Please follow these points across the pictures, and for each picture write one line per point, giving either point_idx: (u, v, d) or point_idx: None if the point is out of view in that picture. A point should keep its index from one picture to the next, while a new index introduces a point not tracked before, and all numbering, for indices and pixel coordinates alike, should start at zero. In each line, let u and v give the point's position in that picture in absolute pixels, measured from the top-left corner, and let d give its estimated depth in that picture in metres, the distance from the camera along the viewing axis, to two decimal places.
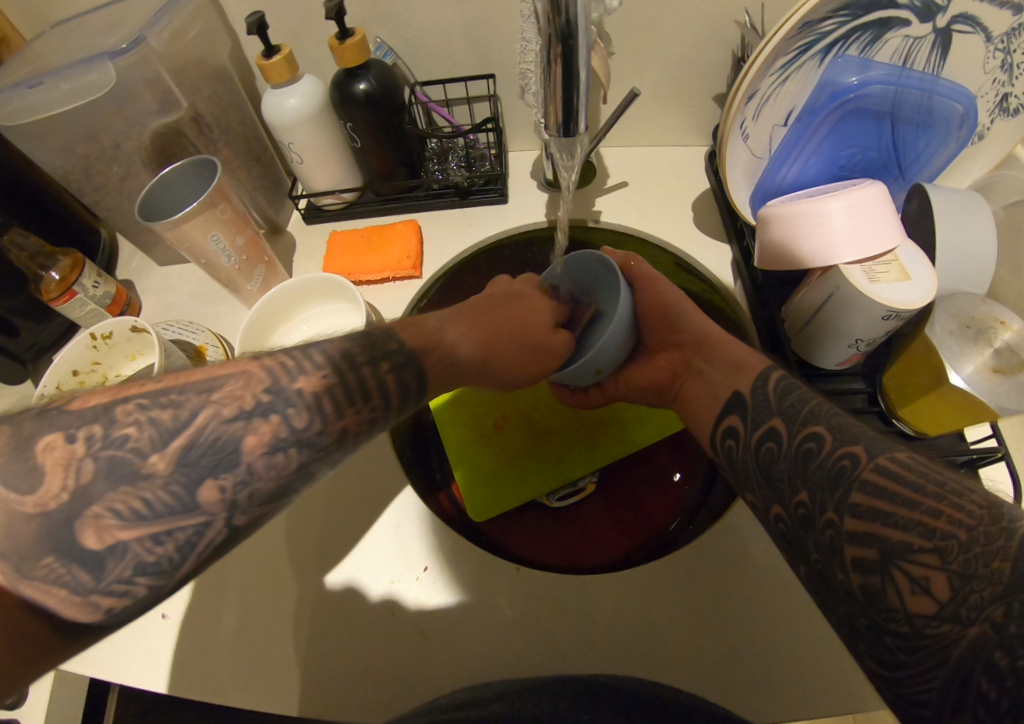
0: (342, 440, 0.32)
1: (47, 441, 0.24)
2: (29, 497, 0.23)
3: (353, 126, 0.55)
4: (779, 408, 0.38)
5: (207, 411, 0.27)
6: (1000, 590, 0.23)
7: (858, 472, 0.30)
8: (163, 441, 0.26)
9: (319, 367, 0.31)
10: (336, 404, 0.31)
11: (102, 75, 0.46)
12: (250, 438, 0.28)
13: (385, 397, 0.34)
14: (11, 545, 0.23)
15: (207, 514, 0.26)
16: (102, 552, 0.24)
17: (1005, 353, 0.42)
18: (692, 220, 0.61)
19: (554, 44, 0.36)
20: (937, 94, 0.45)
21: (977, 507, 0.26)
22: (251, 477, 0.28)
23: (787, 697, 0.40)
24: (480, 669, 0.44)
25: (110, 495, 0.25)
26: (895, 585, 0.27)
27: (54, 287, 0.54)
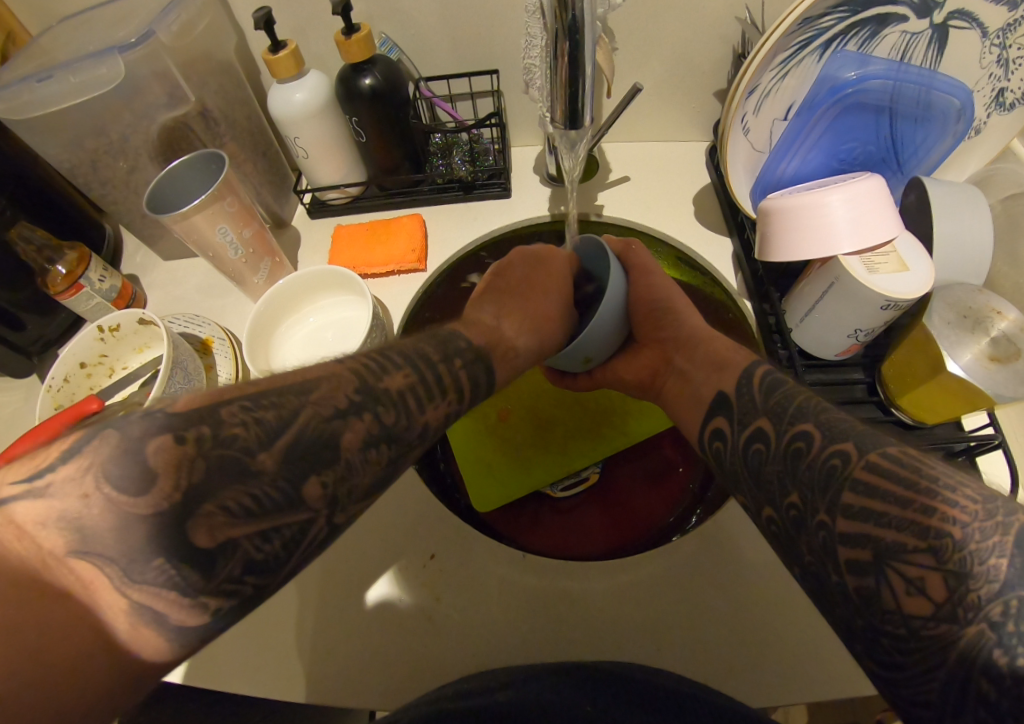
0: (425, 430, 0.36)
1: (156, 442, 0.25)
2: (141, 498, 0.24)
3: (359, 121, 0.56)
4: (765, 407, 0.37)
5: (308, 411, 0.30)
6: (995, 587, 0.24)
7: (850, 470, 0.30)
8: (269, 438, 0.28)
9: (400, 367, 0.36)
10: (417, 399, 0.35)
11: (111, 69, 0.47)
12: (349, 435, 0.31)
13: (459, 392, 0.39)
14: (119, 546, 0.23)
15: (312, 508, 0.29)
16: (214, 550, 0.25)
17: (1002, 341, 0.42)
18: (693, 214, 0.61)
19: (562, 39, 0.37)
20: (934, 88, 0.46)
21: (970, 501, 0.26)
22: (351, 471, 0.31)
23: (787, 679, 0.41)
24: (486, 654, 0.44)
25: (223, 493, 0.26)
26: (890, 585, 0.26)
27: (60, 281, 0.54)
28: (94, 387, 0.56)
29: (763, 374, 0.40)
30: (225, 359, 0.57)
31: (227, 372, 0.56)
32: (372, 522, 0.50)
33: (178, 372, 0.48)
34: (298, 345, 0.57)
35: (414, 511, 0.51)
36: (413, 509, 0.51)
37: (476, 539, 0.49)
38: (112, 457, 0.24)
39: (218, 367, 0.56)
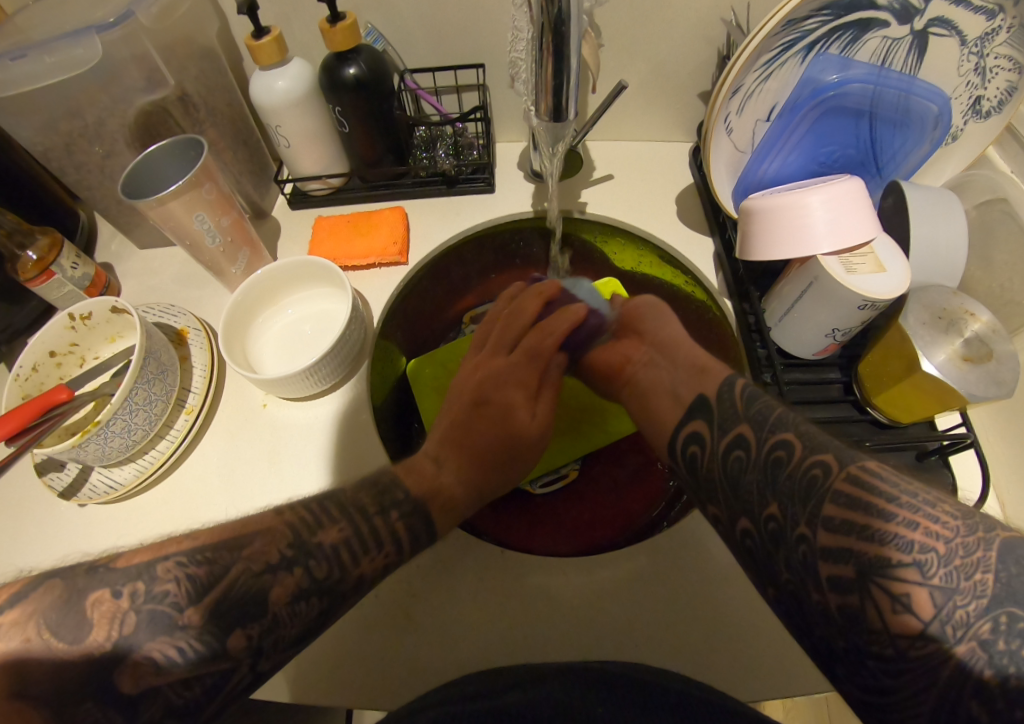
0: (360, 584, 0.34)
1: (97, 596, 0.27)
2: (74, 647, 0.25)
3: (341, 111, 0.55)
4: (746, 414, 0.36)
5: (239, 566, 0.29)
6: (983, 602, 0.24)
7: (831, 481, 0.29)
8: (197, 593, 0.28)
9: (337, 522, 0.34)
10: (352, 550, 0.33)
11: (88, 50, 0.45)
12: (277, 589, 0.30)
13: (397, 546, 0.36)
14: (56, 689, 0.25)
15: (233, 660, 0.28)
16: (136, 698, 0.25)
17: (975, 342, 0.43)
18: (676, 213, 0.61)
19: (548, 34, 0.37)
20: (914, 94, 0.47)
21: (952, 516, 0.27)
22: (278, 623, 0.30)
23: (763, 674, 0.42)
24: (463, 654, 0.44)
25: (145, 647, 0.26)
26: (874, 604, 0.26)
27: (30, 267, 0.53)
28: (64, 377, 0.54)
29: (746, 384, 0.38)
30: (200, 350, 0.56)
31: (202, 363, 0.55)
32: None
33: (150, 363, 0.47)
34: (273, 337, 0.56)
35: None
36: None
37: (457, 537, 0.49)
38: (56, 606, 0.26)
39: (193, 358, 0.55)
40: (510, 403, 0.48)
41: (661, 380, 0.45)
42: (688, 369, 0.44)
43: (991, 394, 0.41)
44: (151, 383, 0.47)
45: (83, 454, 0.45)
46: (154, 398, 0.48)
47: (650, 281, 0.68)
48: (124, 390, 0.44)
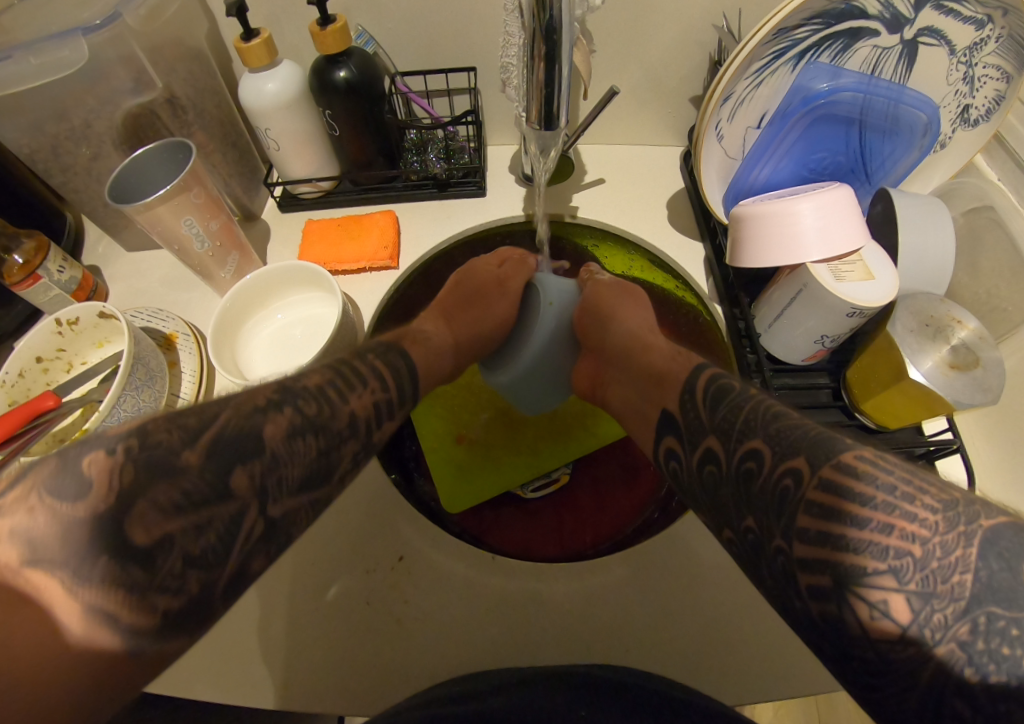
0: (351, 422, 0.37)
1: (91, 456, 0.26)
2: (80, 505, 0.25)
3: (332, 114, 0.55)
4: (712, 425, 0.37)
5: (228, 412, 0.31)
6: (961, 605, 0.23)
7: (803, 491, 0.28)
8: (194, 435, 0.29)
9: (319, 371, 0.39)
10: (339, 392, 0.37)
11: (74, 52, 0.45)
12: (269, 427, 0.32)
13: (381, 381, 0.42)
14: (66, 548, 0.24)
15: (240, 499, 0.29)
16: (151, 547, 0.25)
17: (962, 350, 0.43)
18: (667, 218, 0.62)
19: (539, 41, 0.36)
20: (903, 103, 0.47)
21: (930, 512, 0.25)
22: (278, 462, 0.31)
23: (752, 679, 0.42)
24: (452, 662, 0.44)
25: (152, 494, 0.26)
26: (853, 610, 0.25)
27: (16, 271, 0.52)
28: (51, 382, 0.54)
29: (709, 378, 0.40)
30: (189, 355, 0.55)
31: (191, 369, 0.54)
32: (343, 520, 0.50)
33: (139, 368, 0.47)
34: (262, 342, 0.55)
35: (383, 513, 0.50)
36: (386, 512, 0.50)
37: (447, 544, 0.49)
38: (53, 474, 0.25)
39: (182, 363, 0.55)
40: (479, 280, 0.58)
41: (629, 399, 0.49)
42: (651, 381, 0.46)
43: (977, 400, 0.41)
44: (140, 389, 0.47)
45: None
46: (144, 404, 0.48)
47: (641, 285, 0.68)
48: (112, 397, 0.44)
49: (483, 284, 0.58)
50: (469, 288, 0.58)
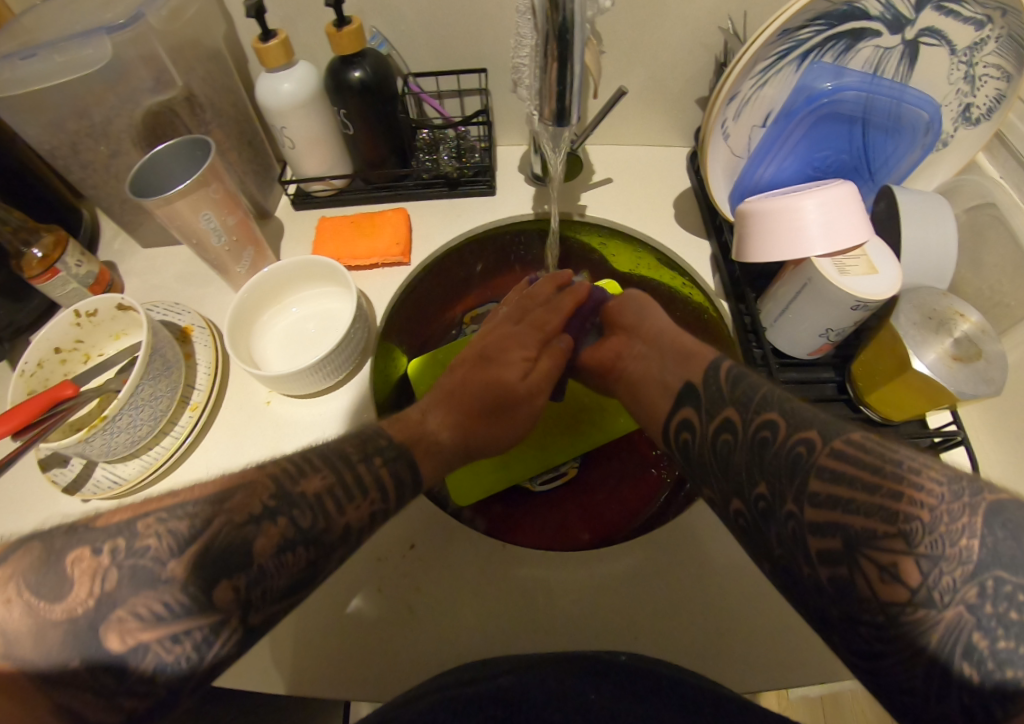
0: (346, 534, 0.35)
1: (75, 554, 0.27)
2: (57, 605, 0.25)
3: (346, 113, 0.56)
4: (731, 397, 0.37)
5: (221, 518, 0.30)
6: (969, 569, 0.24)
7: (815, 458, 0.30)
8: (179, 546, 0.28)
9: (319, 471, 0.35)
10: (336, 502, 0.35)
11: (99, 49, 0.46)
12: (261, 541, 0.30)
13: (382, 491, 0.38)
14: (38, 652, 0.24)
15: (221, 612, 0.28)
16: (125, 654, 0.25)
17: (965, 342, 0.44)
18: (673, 216, 0.63)
19: (552, 41, 0.38)
20: (905, 102, 0.47)
21: (935, 483, 0.27)
22: (264, 576, 0.30)
23: (761, 667, 0.42)
24: (464, 647, 0.44)
25: (129, 602, 0.26)
26: (863, 573, 0.27)
27: (35, 265, 0.53)
28: (69, 373, 0.55)
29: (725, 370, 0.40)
30: (204, 347, 0.56)
31: (206, 361, 0.55)
32: None
33: (156, 360, 0.47)
34: (276, 335, 0.56)
35: None
36: (397, 502, 0.51)
37: (458, 532, 0.49)
38: (35, 567, 0.26)
39: (197, 356, 0.56)
40: (492, 387, 0.48)
41: (647, 370, 0.47)
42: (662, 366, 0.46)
43: (980, 391, 0.42)
44: (157, 380, 0.48)
45: (89, 450, 0.45)
46: (160, 394, 0.48)
47: (648, 282, 0.69)
48: (130, 386, 0.45)
49: (494, 393, 0.48)
50: (479, 399, 0.48)
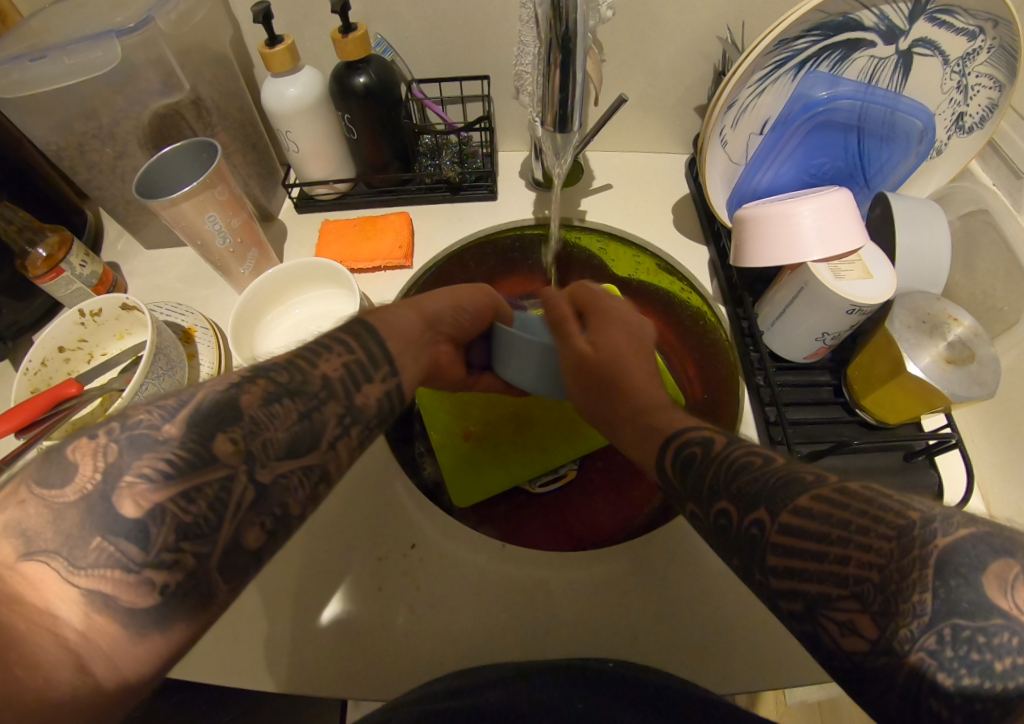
0: (325, 384, 0.35)
1: (74, 442, 0.28)
2: (69, 486, 0.26)
3: (350, 118, 0.57)
4: (685, 490, 0.35)
5: (204, 392, 0.32)
6: (925, 619, 0.23)
7: (767, 536, 0.29)
8: (172, 412, 0.30)
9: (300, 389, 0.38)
10: (306, 361, 0.36)
11: (107, 53, 0.46)
12: (246, 397, 0.32)
13: (346, 345, 0.38)
14: (59, 537, 0.25)
15: (228, 464, 0.29)
16: (141, 519, 0.26)
17: (958, 346, 0.45)
18: (672, 221, 0.63)
19: (555, 49, 0.38)
20: (899, 110, 0.49)
21: (884, 539, 0.25)
22: (259, 427, 0.31)
23: (761, 666, 0.43)
24: (463, 645, 0.45)
25: (137, 465, 0.28)
26: (823, 628, 0.25)
27: (40, 265, 0.53)
28: (72, 372, 0.55)
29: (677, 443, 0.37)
30: (207, 348, 0.57)
31: (209, 362, 0.56)
32: (355, 508, 0.51)
33: (161, 358, 0.48)
34: (280, 336, 0.57)
35: (395, 503, 0.51)
36: (399, 502, 0.51)
37: (459, 532, 0.50)
38: (40, 467, 0.27)
39: (200, 356, 0.56)
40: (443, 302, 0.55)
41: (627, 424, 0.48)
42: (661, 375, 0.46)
43: (973, 394, 0.42)
44: (161, 379, 0.48)
45: None
46: (164, 393, 0.49)
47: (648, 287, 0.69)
48: (135, 385, 0.45)
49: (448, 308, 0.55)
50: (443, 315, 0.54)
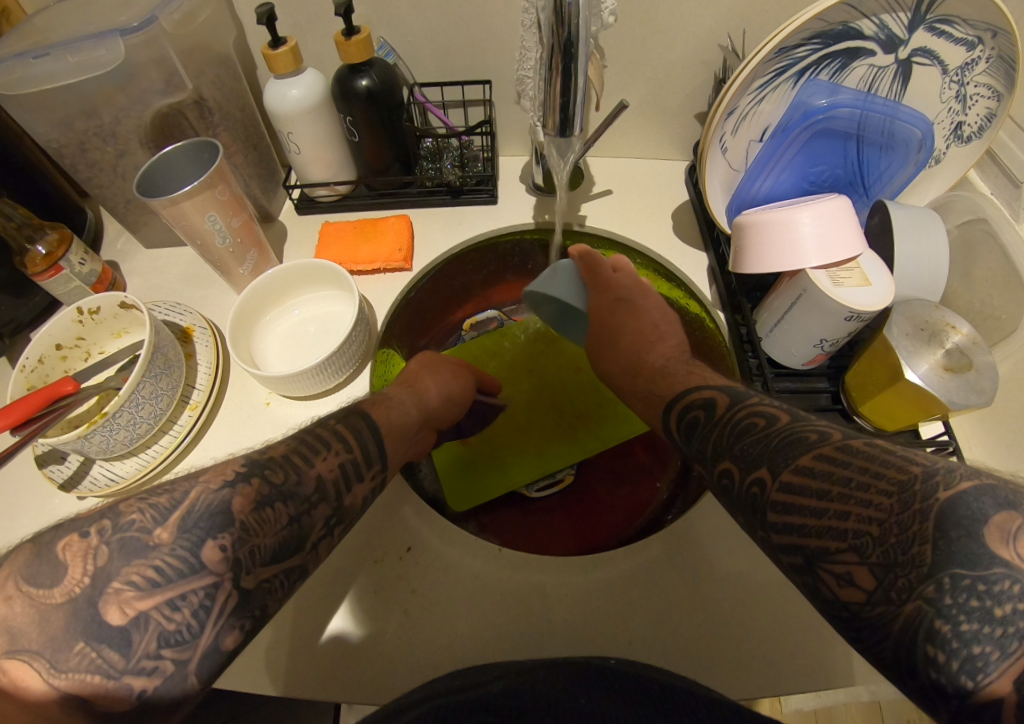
0: (317, 486, 0.37)
1: (65, 541, 0.28)
2: (56, 588, 0.26)
3: (353, 120, 0.57)
4: (692, 453, 0.40)
5: (199, 489, 0.31)
6: (923, 570, 0.24)
7: (768, 494, 0.32)
8: (164, 515, 0.30)
9: (283, 440, 0.39)
10: (304, 457, 0.38)
11: (111, 51, 0.47)
12: (239, 499, 0.32)
13: (344, 441, 0.41)
14: (43, 638, 0.25)
15: (214, 574, 0.29)
16: (127, 627, 0.26)
17: (956, 353, 0.45)
18: (672, 227, 0.64)
19: (556, 54, 0.38)
20: (898, 120, 0.49)
21: (884, 496, 0.27)
22: (249, 533, 0.31)
23: (755, 671, 0.43)
24: (458, 649, 0.44)
25: (126, 571, 0.27)
26: (825, 582, 0.28)
27: (39, 261, 0.53)
28: (69, 370, 0.55)
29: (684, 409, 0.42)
30: (205, 348, 0.57)
31: (207, 362, 0.56)
32: None
33: (158, 357, 0.48)
34: (277, 338, 0.57)
35: (391, 506, 0.51)
36: (395, 504, 0.51)
37: (456, 534, 0.50)
38: (29, 562, 0.27)
39: (198, 356, 0.56)
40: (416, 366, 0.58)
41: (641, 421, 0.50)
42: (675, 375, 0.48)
43: (970, 401, 0.42)
44: (158, 378, 0.48)
45: (87, 447, 0.46)
46: (161, 393, 0.49)
47: None
48: (131, 384, 0.45)
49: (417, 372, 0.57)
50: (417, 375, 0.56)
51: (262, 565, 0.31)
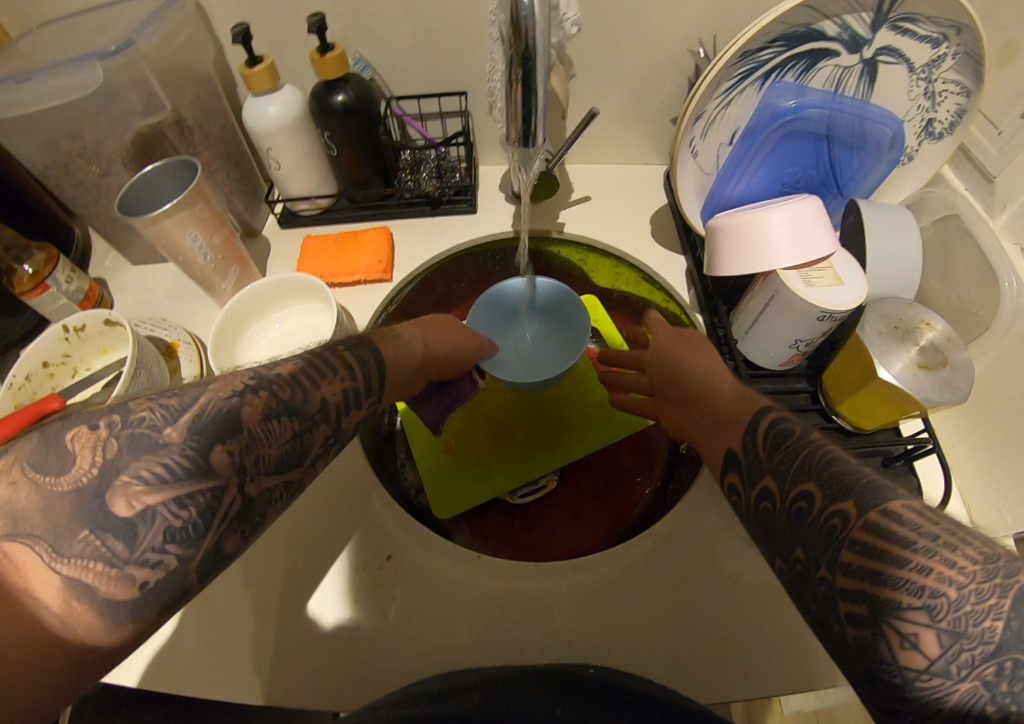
0: (323, 405, 0.34)
1: (74, 431, 0.26)
2: (63, 478, 0.25)
3: (330, 135, 0.58)
4: (770, 465, 0.33)
5: (207, 394, 0.29)
6: (990, 647, 0.21)
7: (849, 530, 0.26)
8: (175, 414, 0.28)
9: (290, 356, 0.35)
10: (311, 376, 0.35)
11: (91, 75, 0.48)
12: (247, 408, 0.30)
13: (351, 370, 0.38)
14: (47, 525, 0.24)
15: (221, 477, 0.28)
16: (133, 520, 0.25)
17: (930, 350, 0.45)
18: (650, 231, 0.64)
19: (516, 65, 0.39)
20: (868, 119, 0.50)
21: (971, 560, 0.23)
22: (256, 442, 0.30)
23: (736, 673, 0.42)
24: (439, 657, 0.44)
25: (134, 466, 0.26)
26: (885, 637, 0.24)
27: (26, 281, 0.54)
28: (56, 386, 0.56)
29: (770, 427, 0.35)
30: (189, 362, 0.57)
31: (191, 376, 0.57)
32: (327, 519, 0.50)
33: (141, 373, 0.49)
34: (260, 350, 0.58)
35: (372, 514, 0.51)
36: (375, 513, 0.51)
37: (437, 542, 0.50)
38: (37, 450, 0.25)
39: (182, 370, 0.57)
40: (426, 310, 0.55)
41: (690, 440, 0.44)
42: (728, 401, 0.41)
43: (946, 398, 0.42)
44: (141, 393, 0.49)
45: None
46: None
47: (628, 296, 0.70)
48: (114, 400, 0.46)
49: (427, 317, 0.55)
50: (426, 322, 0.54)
51: (266, 474, 0.30)
